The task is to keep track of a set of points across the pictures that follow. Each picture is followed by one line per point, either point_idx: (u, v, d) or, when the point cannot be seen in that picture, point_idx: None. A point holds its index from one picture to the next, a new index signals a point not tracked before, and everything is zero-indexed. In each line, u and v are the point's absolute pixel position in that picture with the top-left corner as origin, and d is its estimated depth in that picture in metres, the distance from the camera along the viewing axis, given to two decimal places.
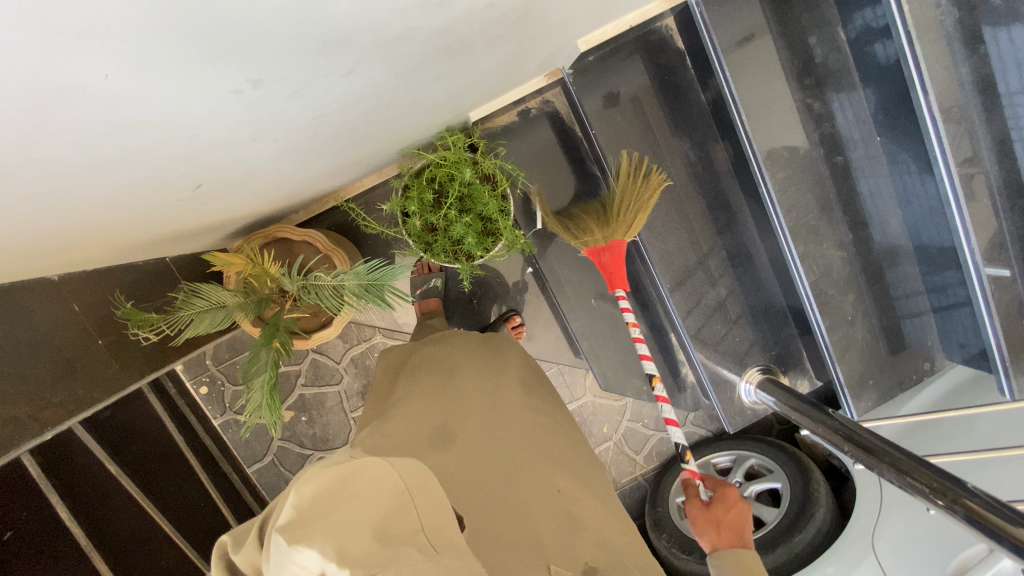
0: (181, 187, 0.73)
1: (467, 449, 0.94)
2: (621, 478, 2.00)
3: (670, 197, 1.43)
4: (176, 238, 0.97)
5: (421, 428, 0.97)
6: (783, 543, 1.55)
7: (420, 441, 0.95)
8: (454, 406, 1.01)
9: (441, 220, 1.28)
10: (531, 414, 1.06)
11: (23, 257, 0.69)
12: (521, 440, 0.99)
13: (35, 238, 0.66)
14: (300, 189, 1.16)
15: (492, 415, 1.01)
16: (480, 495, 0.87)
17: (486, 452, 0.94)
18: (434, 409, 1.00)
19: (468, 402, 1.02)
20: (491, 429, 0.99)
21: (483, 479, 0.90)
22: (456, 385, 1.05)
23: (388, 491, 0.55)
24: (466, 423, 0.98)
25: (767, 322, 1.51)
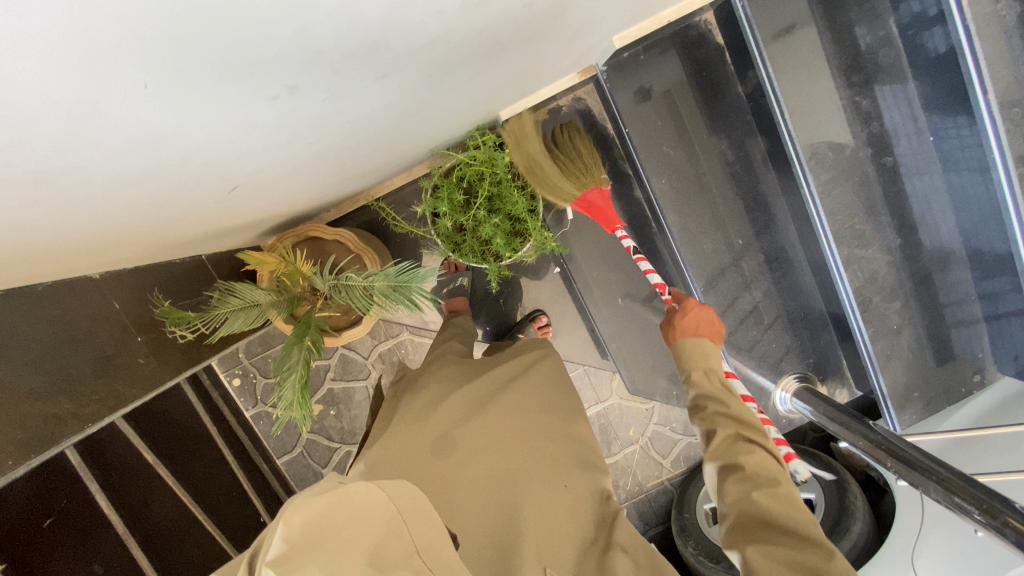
0: (217, 190, 0.74)
1: (469, 457, 0.92)
2: (647, 481, 1.97)
3: (705, 198, 1.38)
4: (212, 237, 0.99)
5: (423, 437, 0.93)
6: None
7: (422, 450, 0.92)
8: (466, 410, 0.98)
9: (470, 220, 1.27)
10: (546, 409, 1.04)
11: (71, 258, 0.72)
12: (533, 442, 0.98)
13: (81, 241, 0.68)
14: (331, 188, 1.17)
15: (509, 415, 0.99)
16: (473, 502, 0.88)
17: (492, 457, 0.93)
18: (449, 411, 0.97)
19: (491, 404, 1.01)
20: (504, 433, 0.97)
21: (483, 487, 0.90)
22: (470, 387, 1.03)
23: (382, 517, 0.58)
24: (489, 425, 0.97)
25: (805, 328, 1.45)
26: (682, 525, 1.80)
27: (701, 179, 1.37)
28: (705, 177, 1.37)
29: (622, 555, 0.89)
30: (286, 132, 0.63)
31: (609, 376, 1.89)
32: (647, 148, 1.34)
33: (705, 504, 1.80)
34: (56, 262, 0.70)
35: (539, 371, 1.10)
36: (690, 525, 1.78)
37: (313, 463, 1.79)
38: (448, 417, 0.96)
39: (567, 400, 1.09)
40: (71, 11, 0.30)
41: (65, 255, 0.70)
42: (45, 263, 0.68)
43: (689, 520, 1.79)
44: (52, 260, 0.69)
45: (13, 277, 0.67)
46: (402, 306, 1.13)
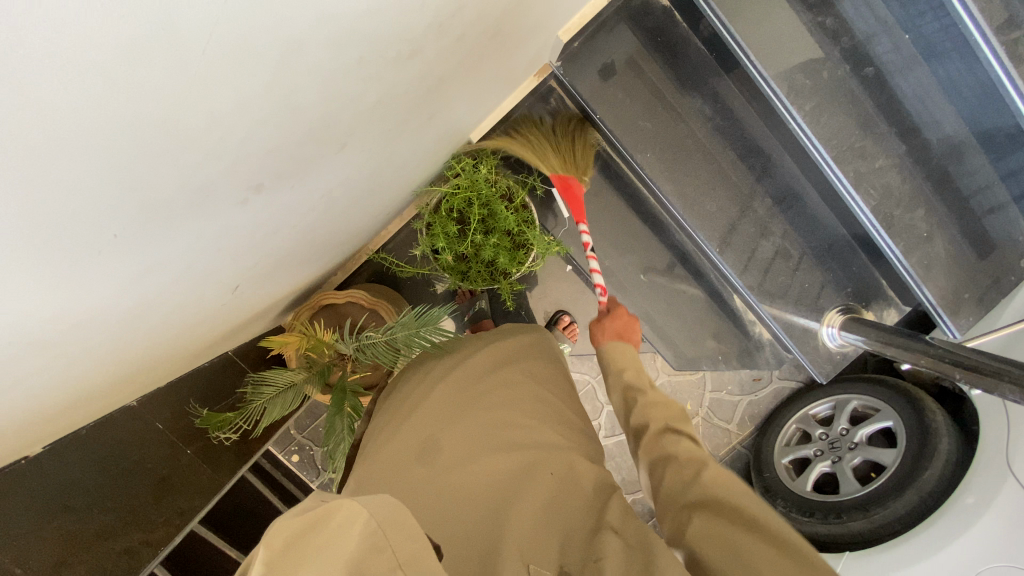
0: (219, 293, 0.75)
1: (456, 454, 0.88)
2: (719, 451, 1.98)
3: (694, 158, 1.34)
4: (230, 334, 1.00)
5: (406, 444, 0.91)
6: (910, 485, 1.43)
7: (408, 456, 0.89)
8: (447, 413, 0.95)
9: (469, 247, 1.26)
10: (537, 397, 1.01)
11: (106, 393, 0.74)
12: (515, 425, 0.93)
13: (107, 378, 0.70)
14: (329, 255, 1.18)
15: (497, 409, 0.95)
16: (454, 494, 0.82)
17: (480, 448, 0.88)
18: (431, 419, 0.95)
19: (492, 404, 0.97)
20: (488, 424, 0.93)
21: (470, 476, 0.84)
22: (445, 386, 1.01)
23: (360, 533, 0.50)
24: (486, 426, 0.92)
25: (834, 258, 1.40)
26: (766, 485, 1.78)
27: (684, 144, 1.33)
28: (690, 140, 1.33)
29: (612, 536, 0.73)
30: (261, 227, 0.64)
31: (650, 357, 1.87)
32: (620, 127, 1.32)
33: (783, 458, 1.79)
34: (91, 403, 0.72)
35: (559, 378, 1.10)
36: (774, 485, 1.76)
37: None
38: (435, 426, 0.93)
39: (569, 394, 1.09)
40: (36, 199, 0.31)
41: (98, 394, 0.71)
42: (80, 407, 0.71)
43: (772, 480, 1.77)
44: (86, 403, 0.71)
45: (56, 428, 0.70)
46: (426, 348, 1.14)
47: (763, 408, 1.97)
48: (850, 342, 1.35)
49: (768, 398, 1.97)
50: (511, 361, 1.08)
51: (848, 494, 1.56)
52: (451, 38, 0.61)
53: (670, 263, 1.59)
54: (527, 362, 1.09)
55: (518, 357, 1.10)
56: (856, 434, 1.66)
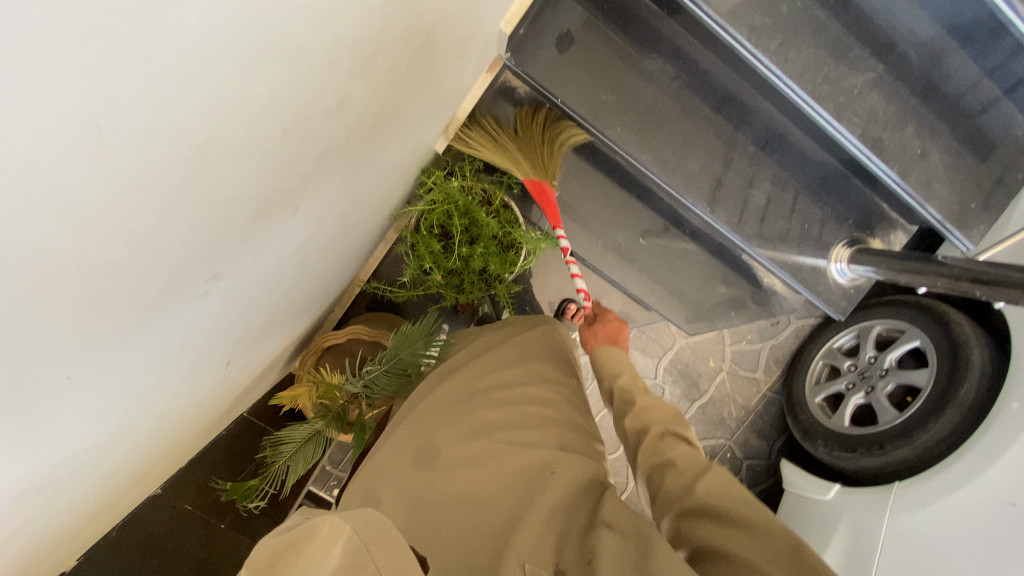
0: (216, 372, 0.75)
1: (450, 458, 0.85)
2: (750, 400, 1.99)
3: (667, 122, 1.27)
4: (238, 402, 0.99)
5: (404, 453, 0.88)
6: (950, 403, 1.39)
7: (406, 462, 0.87)
8: (446, 414, 0.93)
9: (458, 260, 1.24)
10: (539, 399, 1.00)
11: (126, 492, 0.74)
12: (508, 426, 0.92)
13: (126, 479, 0.70)
14: (319, 298, 1.17)
15: (493, 411, 0.94)
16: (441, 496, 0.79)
17: (481, 448, 0.86)
18: (431, 421, 0.93)
19: (491, 402, 0.96)
20: (484, 422, 0.91)
21: (460, 475, 0.82)
22: (447, 391, 1.00)
23: (343, 549, 0.54)
24: (488, 425, 0.91)
25: (829, 192, 1.35)
26: (804, 429, 1.78)
27: (653, 109, 1.26)
28: (659, 103, 1.27)
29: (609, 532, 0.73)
30: (234, 309, 0.63)
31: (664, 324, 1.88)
32: (585, 106, 1.25)
33: (815, 397, 1.79)
34: (116, 504, 0.73)
35: (563, 379, 1.09)
36: (812, 427, 1.75)
37: None
38: (437, 430, 0.90)
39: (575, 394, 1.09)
40: None
41: (119, 496, 0.72)
42: (106, 513, 0.72)
43: (809, 422, 1.77)
44: (111, 505, 0.72)
45: (87, 537, 0.71)
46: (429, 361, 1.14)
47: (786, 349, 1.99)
48: (861, 274, 1.32)
49: (790, 337, 1.98)
50: (514, 363, 1.07)
51: (886, 424, 1.54)
52: (381, 72, 0.58)
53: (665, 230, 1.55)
54: (533, 362, 1.08)
55: (518, 356, 1.09)
56: (884, 361, 1.65)
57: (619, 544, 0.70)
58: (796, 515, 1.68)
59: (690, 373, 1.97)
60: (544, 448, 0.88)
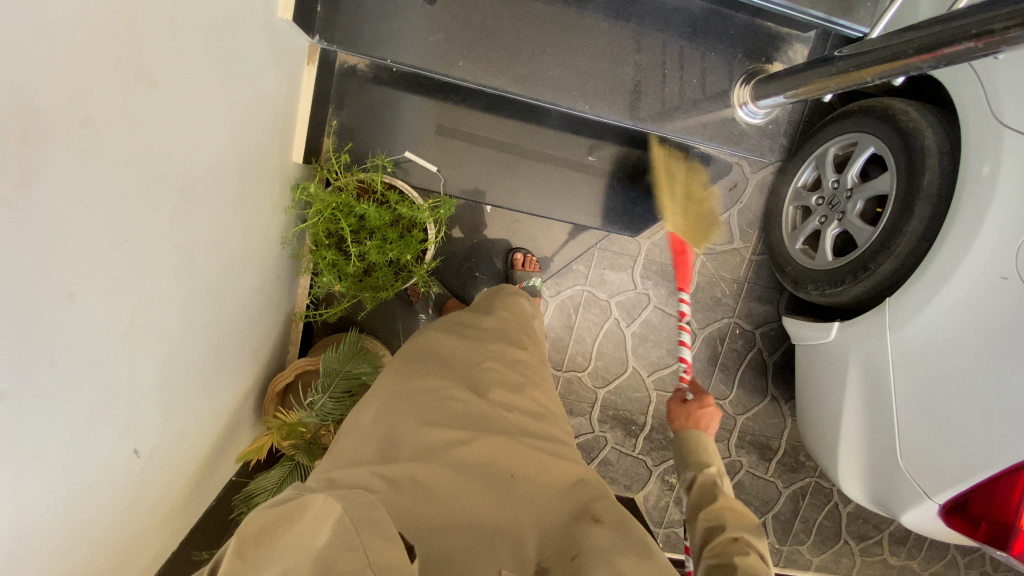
0: (124, 464, 0.76)
1: (417, 450, 0.82)
2: (740, 272, 1.92)
3: (507, 34, 1.18)
4: (201, 476, 1.03)
5: (365, 446, 0.84)
6: (919, 196, 1.30)
7: (368, 453, 0.83)
8: (410, 402, 0.90)
9: (361, 261, 1.21)
10: (505, 381, 0.99)
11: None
12: (474, 412, 0.90)
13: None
14: (247, 348, 1.16)
15: (459, 399, 0.91)
16: (421, 492, 0.78)
17: (450, 437, 0.85)
18: (394, 410, 0.89)
19: (455, 388, 0.93)
20: (454, 407, 0.90)
21: (438, 467, 0.81)
22: (408, 377, 0.96)
23: (331, 530, 0.56)
24: (456, 412, 0.89)
25: (707, 33, 1.24)
26: (793, 278, 1.70)
27: (486, 28, 1.17)
28: (491, 18, 1.17)
29: (594, 526, 0.79)
30: (71, 407, 0.62)
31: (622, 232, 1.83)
32: (420, 56, 1.17)
33: (796, 243, 1.70)
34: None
35: (524, 357, 1.08)
36: (799, 274, 1.67)
37: None
38: (405, 417, 0.87)
39: (534, 367, 1.09)
40: None
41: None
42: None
43: (795, 270, 1.69)
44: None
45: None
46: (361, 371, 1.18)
47: (756, 208, 1.89)
48: (770, 106, 1.23)
49: (754, 195, 1.89)
50: (473, 345, 1.04)
51: (867, 243, 1.44)
52: (90, 118, 0.55)
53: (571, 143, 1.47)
54: (491, 343, 1.06)
55: (477, 339, 1.06)
56: (846, 180, 1.54)
57: (610, 537, 0.76)
58: (810, 364, 1.62)
59: (669, 270, 1.90)
60: (520, 437, 0.90)
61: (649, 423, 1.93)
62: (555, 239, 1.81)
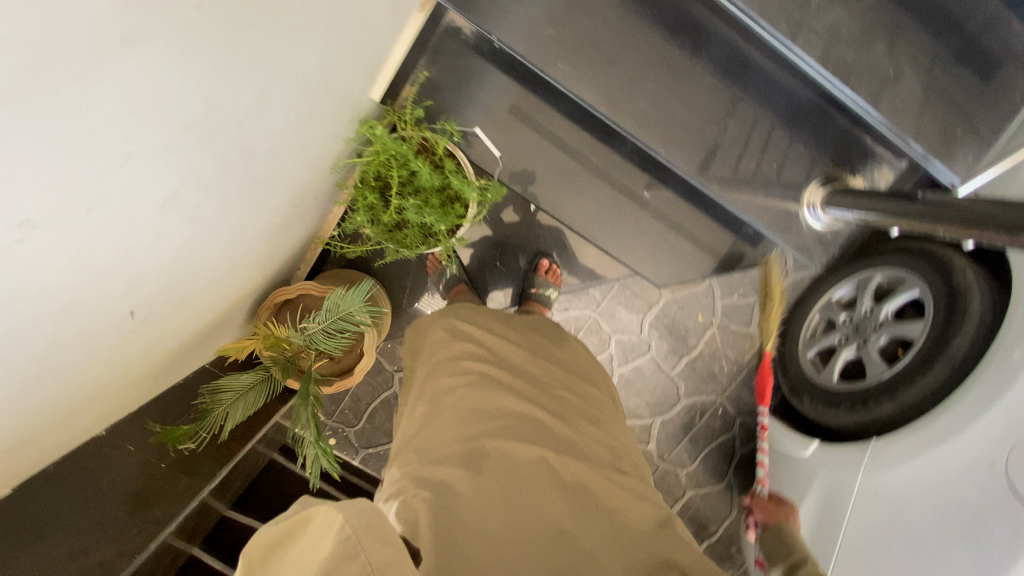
0: (116, 320, 0.79)
1: (501, 462, 0.91)
2: (744, 356, 1.92)
3: (614, 54, 1.18)
4: (177, 357, 1.05)
5: (455, 452, 0.92)
6: (939, 357, 1.29)
7: (456, 458, 0.91)
8: (489, 413, 0.98)
9: (397, 213, 1.23)
10: (579, 411, 1.07)
11: (48, 429, 0.79)
12: (555, 433, 0.99)
13: (42, 412, 0.76)
14: (264, 252, 1.19)
15: (545, 419, 1.00)
16: (467, 499, 0.85)
17: (531, 452, 0.93)
18: (480, 417, 0.98)
19: (536, 409, 1.01)
20: (495, 424, 0.97)
21: (486, 478, 0.88)
22: (488, 387, 1.04)
23: (335, 537, 0.61)
24: (538, 430, 0.98)
25: (803, 124, 1.24)
26: (793, 384, 1.70)
27: (596, 39, 1.18)
28: (605, 33, 1.18)
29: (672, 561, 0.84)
30: (89, 252, 0.65)
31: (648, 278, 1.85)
32: (529, 45, 1.17)
33: (807, 352, 1.71)
34: (38, 442, 0.78)
35: (594, 393, 1.16)
36: (800, 382, 1.67)
37: None
38: (452, 432, 0.96)
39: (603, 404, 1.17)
40: None
41: (39, 429, 0.77)
42: (31, 449, 0.77)
43: (798, 377, 1.69)
44: (32, 441, 0.77)
45: (20, 470, 0.77)
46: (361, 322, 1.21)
47: (783, 303, 1.88)
48: (836, 217, 1.22)
49: (787, 290, 1.88)
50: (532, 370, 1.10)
51: (875, 379, 1.44)
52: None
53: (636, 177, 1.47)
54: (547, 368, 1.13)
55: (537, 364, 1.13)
56: (881, 312, 1.54)
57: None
58: (778, 470, 1.62)
59: (678, 329, 1.90)
60: (605, 469, 0.97)
61: None
62: (583, 258, 1.81)
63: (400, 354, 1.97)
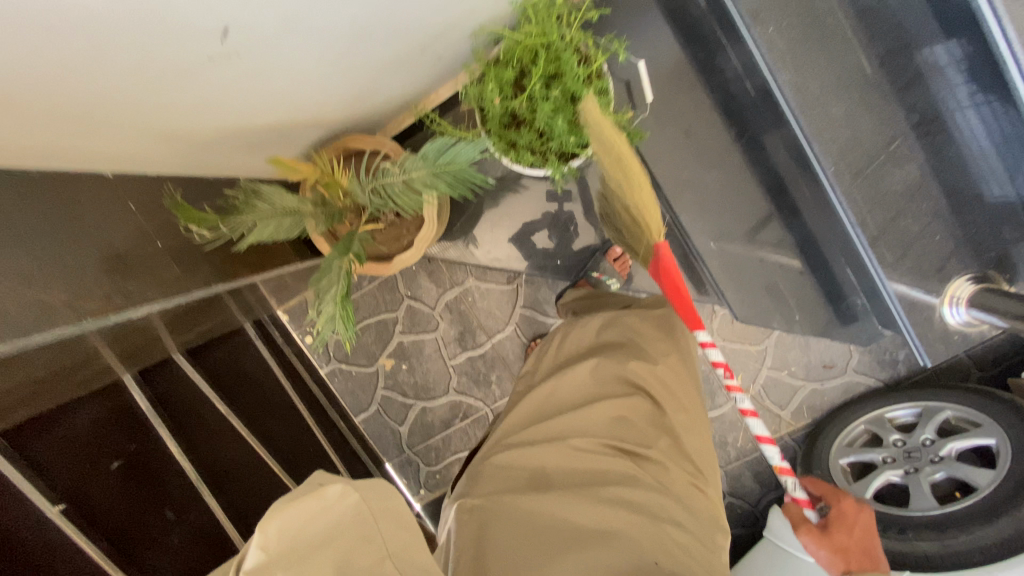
0: (198, 28, 0.60)
1: (553, 494, 0.99)
2: (762, 438, 1.75)
3: (825, 42, 1.18)
4: (224, 136, 0.86)
5: (519, 480, 1.05)
6: (1006, 513, 1.15)
7: (522, 484, 1.04)
8: (554, 447, 1.08)
9: (524, 108, 1.05)
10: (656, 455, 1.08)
11: (63, 117, 0.60)
12: (615, 477, 1.04)
13: (70, 89, 0.56)
14: (368, 82, 1.01)
15: (612, 461, 1.06)
16: (504, 514, 0.98)
17: (579, 492, 1.00)
18: (544, 450, 1.08)
19: (602, 454, 1.07)
20: (559, 461, 1.07)
21: (533, 503, 0.98)
22: (564, 417, 1.13)
23: (353, 514, 0.53)
24: (598, 474, 1.04)
25: (980, 212, 1.16)
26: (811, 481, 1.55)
27: (819, 19, 1.16)
28: (830, 22, 1.17)
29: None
30: None
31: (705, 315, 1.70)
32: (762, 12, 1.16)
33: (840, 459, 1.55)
34: (43, 125, 0.59)
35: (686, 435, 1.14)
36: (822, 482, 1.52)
37: (390, 418, 1.88)
38: (523, 461, 1.08)
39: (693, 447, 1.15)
40: None
41: (56, 109, 0.58)
42: (31, 127, 0.58)
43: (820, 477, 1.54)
44: (38, 118, 0.57)
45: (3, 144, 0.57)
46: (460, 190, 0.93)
47: (825, 402, 1.72)
48: (978, 319, 1.11)
49: (837, 391, 1.71)
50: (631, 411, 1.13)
51: (916, 509, 1.30)
52: None
53: (761, 197, 1.31)
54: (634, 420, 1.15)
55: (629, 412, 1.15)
56: (942, 446, 1.41)
57: None
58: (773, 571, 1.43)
59: (709, 380, 1.74)
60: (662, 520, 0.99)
61: None
62: None
63: (418, 282, 1.78)
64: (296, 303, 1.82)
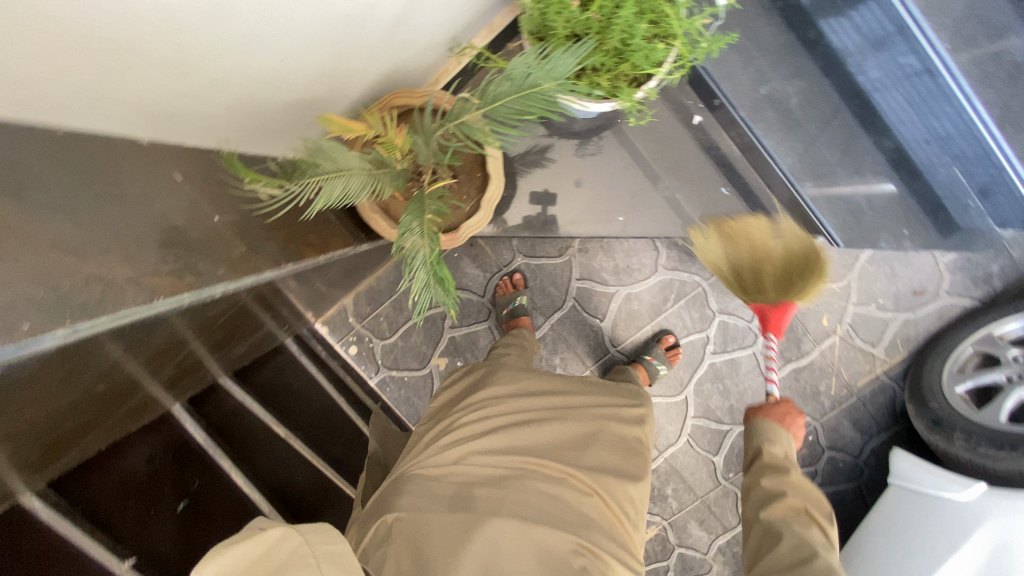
0: None
1: (458, 525, 0.87)
2: (857, 380, 1.59)
3: None
4: (265, 86, 0.71)
5: (445, 492, 0.91)
6: None
7: (446, 497, 0.91)
8: (488, 464, 0.94)
9: (599, 19, 0.90)
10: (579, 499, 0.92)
11: (105, 24, 0.45)
12: (526, 513, 0.89)
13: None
14: (411, 5, 0.86)
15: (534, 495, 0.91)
16: (437, 537, 0.86)
17: (493, 527, 0.87)
18: (476, 467, 0.94)
19: (528, 474, 0.93)
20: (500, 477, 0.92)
21: (453, 530, 0.86)
22: (503, 428, 0.98)
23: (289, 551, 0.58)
24: (510, 499, 0.90)
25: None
26: (933, 418, 1.40)
27: None
28: None
29: None
30: None
31: None
32: None
33: (959, 388, 1.41)
34: (83, 34, 0.44)
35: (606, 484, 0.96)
36: (946, 416, 1.38)
37: None
38: (449, 472, 0.94)
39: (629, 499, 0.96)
40: None
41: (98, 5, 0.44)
42: (58, 42, 0.43)
43: (942, 411, 1.40)
44: (73, 19, 0.43)
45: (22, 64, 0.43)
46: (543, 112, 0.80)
47: (922, 330, 1.57)
48: None
49: (931, 317, 1.57)
50: (572, 430, 0.98)
51: None
52: None
53: (852, 115, 1.33)
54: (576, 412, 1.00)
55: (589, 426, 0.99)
56: None
57: None
58: (917, 519, 1.28)
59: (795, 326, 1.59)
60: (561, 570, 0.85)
61: (657, 463, 1.61)
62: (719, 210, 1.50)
63: (464, 270, 1.63)
64: (335, 313, 1.65)
